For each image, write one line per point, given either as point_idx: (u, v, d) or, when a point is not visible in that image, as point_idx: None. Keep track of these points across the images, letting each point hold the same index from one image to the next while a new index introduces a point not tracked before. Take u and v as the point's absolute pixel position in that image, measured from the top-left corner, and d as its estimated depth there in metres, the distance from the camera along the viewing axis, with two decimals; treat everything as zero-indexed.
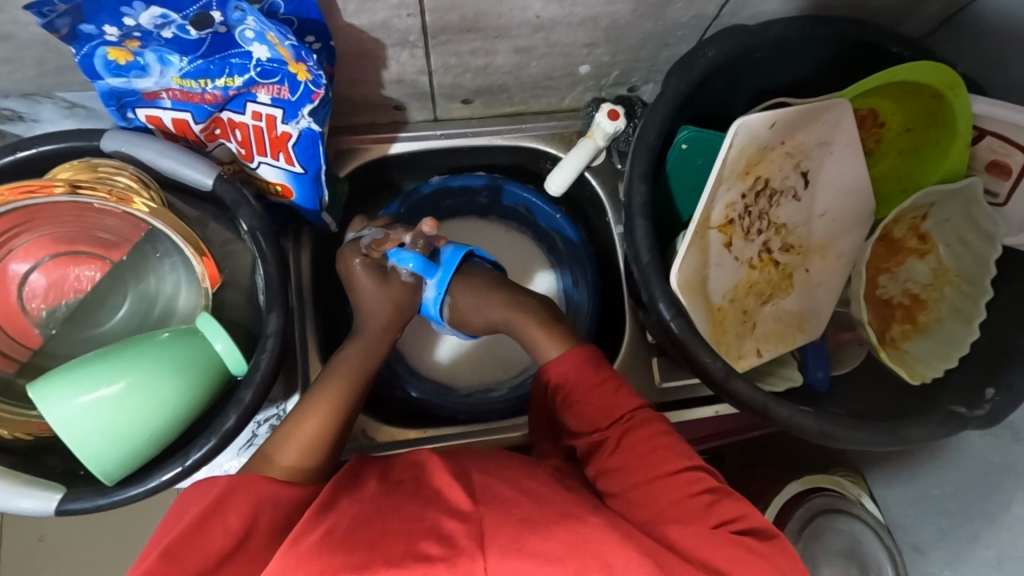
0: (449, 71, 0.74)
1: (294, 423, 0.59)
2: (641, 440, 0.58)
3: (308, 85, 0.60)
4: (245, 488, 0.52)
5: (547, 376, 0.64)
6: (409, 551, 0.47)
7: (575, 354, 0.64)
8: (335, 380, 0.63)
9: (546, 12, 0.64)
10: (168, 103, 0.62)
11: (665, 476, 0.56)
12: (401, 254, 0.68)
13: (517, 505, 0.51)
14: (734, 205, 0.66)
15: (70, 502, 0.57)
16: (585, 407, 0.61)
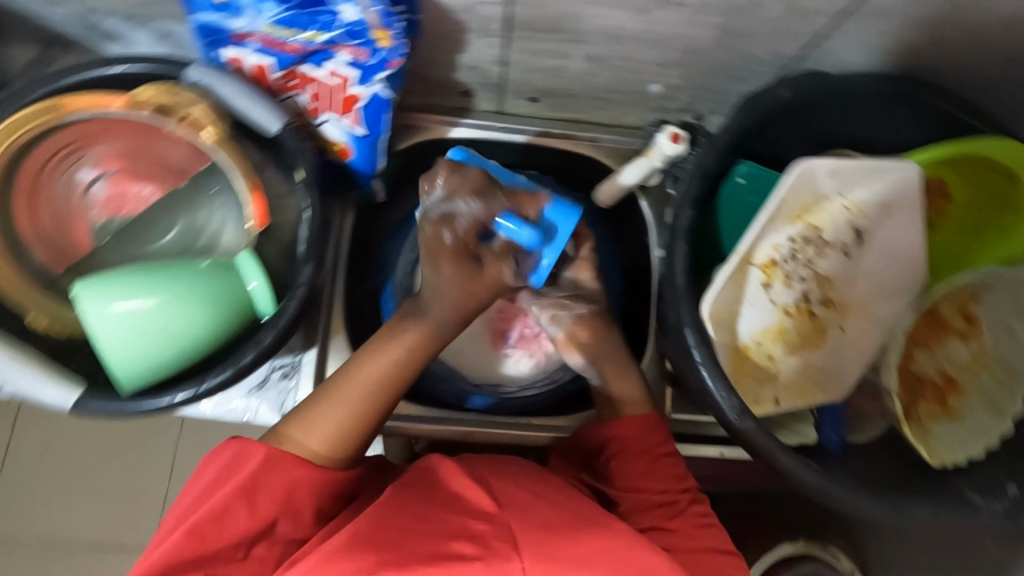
0: (521, 67, 0.75)
1: (315, 421, 0.57)
2: (689, 514, 0.61)
3: (386, 53, 0.62)
4: (278, 463, 0.53)
5: (609, 433, 0.66)
6: (439, 552, 0.47)
7: (641, 420, 0.67)
8: (371, 375, 0.59)
9: (627, 24, 0.64)
10: (255, 47, 0.65)
11: (705, 552, 0.58)
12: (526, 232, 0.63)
13: (535, 509, 0.52)
14: (780, 246, 0.65)
15: (86, 399, 0.60)
16: (639, 471, 0.63)
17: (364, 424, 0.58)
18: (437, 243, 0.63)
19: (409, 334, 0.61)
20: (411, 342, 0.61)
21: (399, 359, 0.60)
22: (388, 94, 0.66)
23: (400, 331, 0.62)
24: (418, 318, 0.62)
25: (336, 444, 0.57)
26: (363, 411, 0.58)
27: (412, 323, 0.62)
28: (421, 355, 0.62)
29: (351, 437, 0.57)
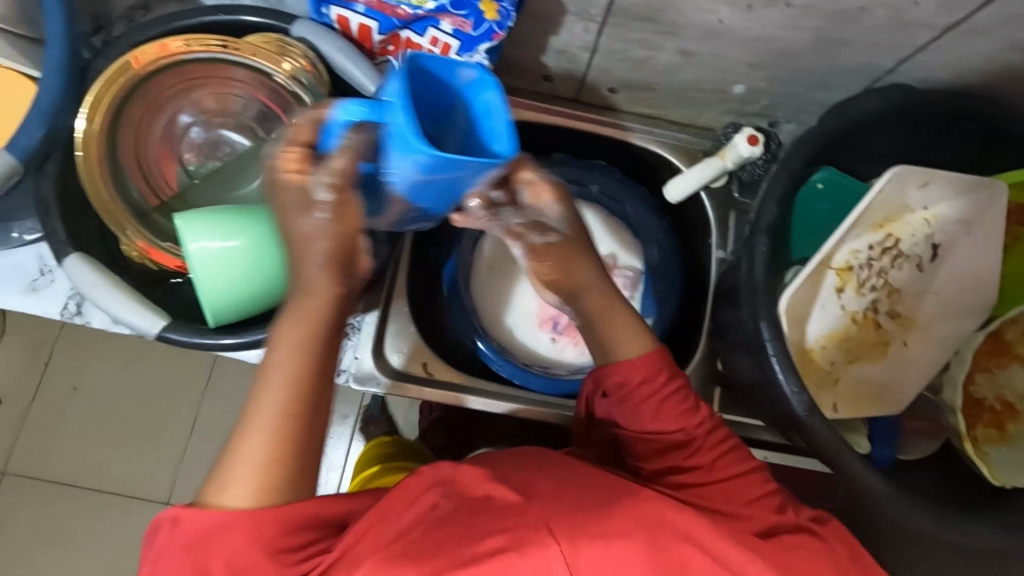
0: (609, 55, 0.76)
1: (237, 465, 0.44)
2: (714, 445, 0.60)
3: (492, 25, 0.64)
4: (228, 531, 0.43)
5: (611, 380, 0.62)
6: (473, 553, 0.45)
7: (645, 358, 0.61)
8: (280, 380, 0.46)
9: (729, 20, 0.64)
10: (361, 8, 0.66)
11: (731, 478, 0.58)
12: (346, 109, 0.46)
13: (567, 494, 0.50)
14: (858, 253, 0.67)
15: (170, 331, 0.62)
16: (651, 413, 0.60)
17: (293, 440, 0.45)
18: (280, 189, 0.47)
19: (328, 288, 0.48)
20: (324, 304, 0.48)
21: (303, 343, 0.47)
22: (488, 66, 0.68)
23: (313, 288, 0.48)
24: (303, 270, 0.48)
25: (270, 494, 0.44)
26: (284, 433, 0.45)
27: (306, 276, 0.48)
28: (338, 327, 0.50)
29: (286, 471, 0.45)
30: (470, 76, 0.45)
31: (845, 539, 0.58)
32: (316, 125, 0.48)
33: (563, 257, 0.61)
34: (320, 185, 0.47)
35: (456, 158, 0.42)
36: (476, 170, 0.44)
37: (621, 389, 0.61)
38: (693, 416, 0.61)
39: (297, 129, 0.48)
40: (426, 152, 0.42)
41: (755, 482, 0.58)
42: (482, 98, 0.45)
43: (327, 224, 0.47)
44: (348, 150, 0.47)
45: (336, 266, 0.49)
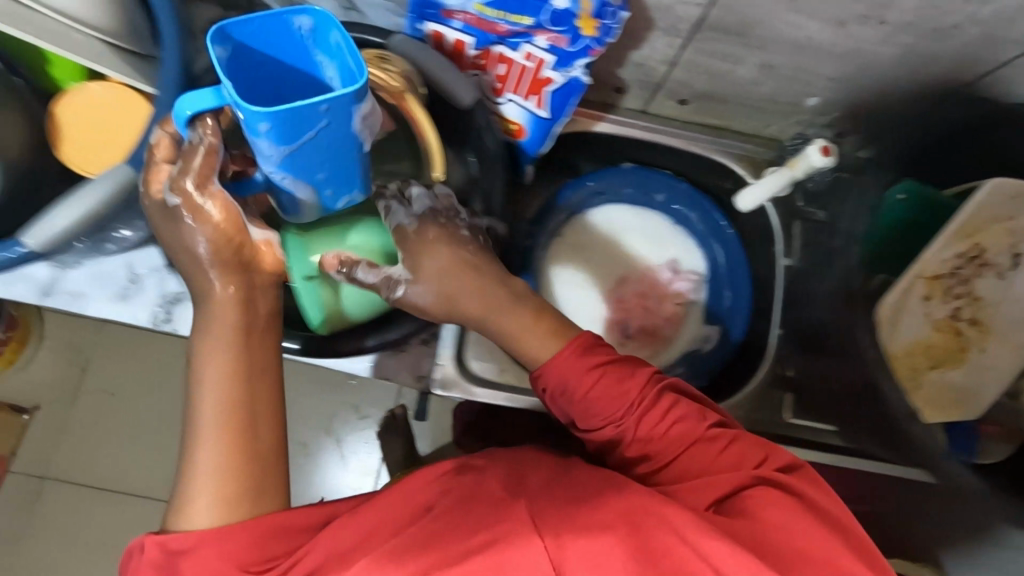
0: (689, 68, 0.78)
1: (191, 486, 0.50)
2: (653, 423, 0.57)
3: (590, 41, 0.66)
4: (194, 552, 0.48)
5: (544, 383, 0.61)
6: (464, 549, 0.46)
7: (571, 346, 0.61)
8: (213, 392, 0.53)
9: (819, 36, 0.67)
10: (458, 24, 0.68)
11: (690, 446, 0.56)
12: (188, 100, 0.50)
13: (558, 492, 0.51)
14: (948, 260, 0.69)
15: None
16: (586, 406, 0.59)
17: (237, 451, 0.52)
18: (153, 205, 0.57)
19: (224, 287, 0.57)
20: (232, 300, 0.57)
21: (230, 355, 0.55)
22: (585, 79, 0.69)
23: (208, 288, 0.57)
24: (204, 281, 0.57)
25: (231, 505, 0.50)
26: (231, 442, 0.52)
27: (207, 289, 0.57)
28: (257, 327, 0.57)
29: (252, 474, 0.52)
30: (308, 26, 0.49)
31: (822, 487, 0.53)
32: (168, 141, 0.56)
33: (444, 283, 0.62)
34: (171, 194, 0.55)
35: (289, 108, 0.45)
36: (325, 120, 0.47)
37: (551, 388, 0.61)
38: (628, 389, 0.58)
39: (159, 148, 0.56)
40: (264, 113, 0.45)
41: (707, 450, 0.55)
42: (333, 41, 0.49)
43: (201, 232, 0.56)
44: (206, 135, 0.52)
45: (229, 267, 0.57)
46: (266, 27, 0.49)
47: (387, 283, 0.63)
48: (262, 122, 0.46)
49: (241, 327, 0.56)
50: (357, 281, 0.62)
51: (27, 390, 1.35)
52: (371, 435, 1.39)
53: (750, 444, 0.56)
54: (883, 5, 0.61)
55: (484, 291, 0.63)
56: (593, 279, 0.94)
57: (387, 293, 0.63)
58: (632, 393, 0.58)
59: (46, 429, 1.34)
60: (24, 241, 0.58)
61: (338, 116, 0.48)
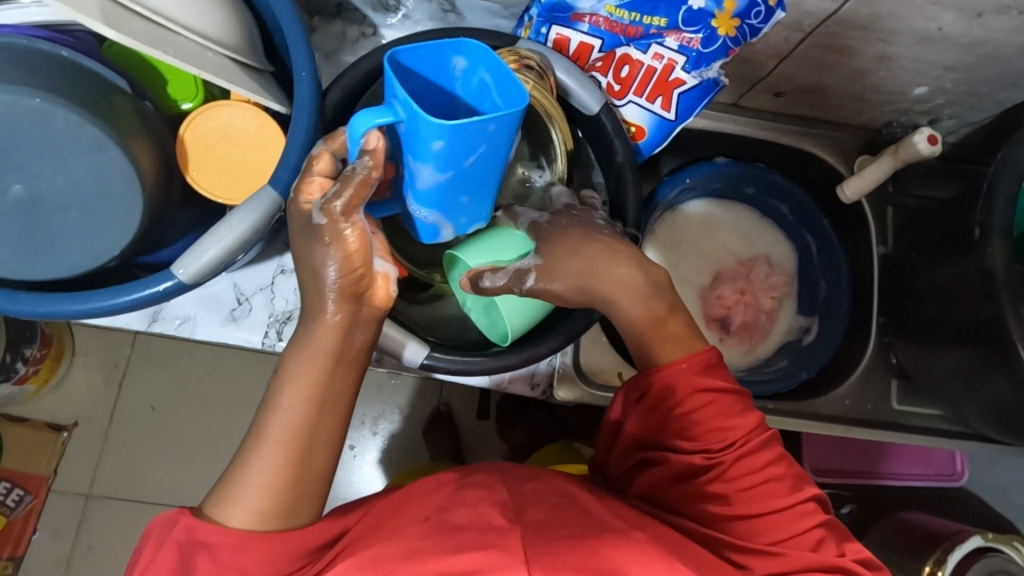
0: (800, 61, 0.78)
1: (241, 487, 0.49)
2: (748, 466, 0.55)
3: (727, 41, 0.64)
4: (215, 551, 0.48)
5: (654, 390, 0.58)
6: (443, 568, 0.46)
7: (691, 360, 0.58)
8: (290, 410, 0.50)
9: (950, 27, 0.67)
10: (586, 27, 0.67)
11: (771, 510, 0.54)
12: (358, 123, 0.47)
13: (552, 528, 0.50)
14: None
15: (434, 359, 0.65)
16: (688, 421, 0.57)
17: (272, 489, 0.49)
18: (301, 220, 0.51)
19: (333, 313, 0.51)
20: (337, 328, 0.52)
21: (312, 375, 0.51)
22: (718, 79, 0.69)
23: (319, 311, 0.51)
24: (320, 302, 0.51)
25: (263, 519, 0.49)
26: (289, 466, 0.50)
27: (315, 312, 0.52)
28: (347, 358, 0.52)
29: (290, 502, 0.50)
30: (463, 67, 0.50)
31: None
32: (331, 160, 0.53)
33: (580, 269, 0.59)
34: (318, 213, 0.50)
35: (468, 123, 0.45)
36: (488, 141, 0.48)
37: (652, 394, 0.59)
38: (737, 422, 0.56)
39: (318, 162, 0.52)
40: (447, 128, 0.45)
41: (788, 517, 0.53)
42: (480, 80, 0.50)
43: (336, 255, 0.50)
44: (369, 165, 0.49)
45: (346, 297, 0.51)
46: (426, 58, 0.49)
47: (517, 279, 0.60)
48: (438, 137, 0.46)
49: (336, 357, 0.52)
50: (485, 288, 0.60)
51: (64, 407, 1.32)
52: (419, 436, 1.37)
53: (827, 530, 0.54)
54: None
55: (619, 279, 0.58)
56: (689, 275, 0.93)
57: (519, 284, 0.60)
58: (739, 429, 0.56)
59: (88, 446, 1.31)
60: (176, 273, 0.56)
61: (499, 137, 0.49)
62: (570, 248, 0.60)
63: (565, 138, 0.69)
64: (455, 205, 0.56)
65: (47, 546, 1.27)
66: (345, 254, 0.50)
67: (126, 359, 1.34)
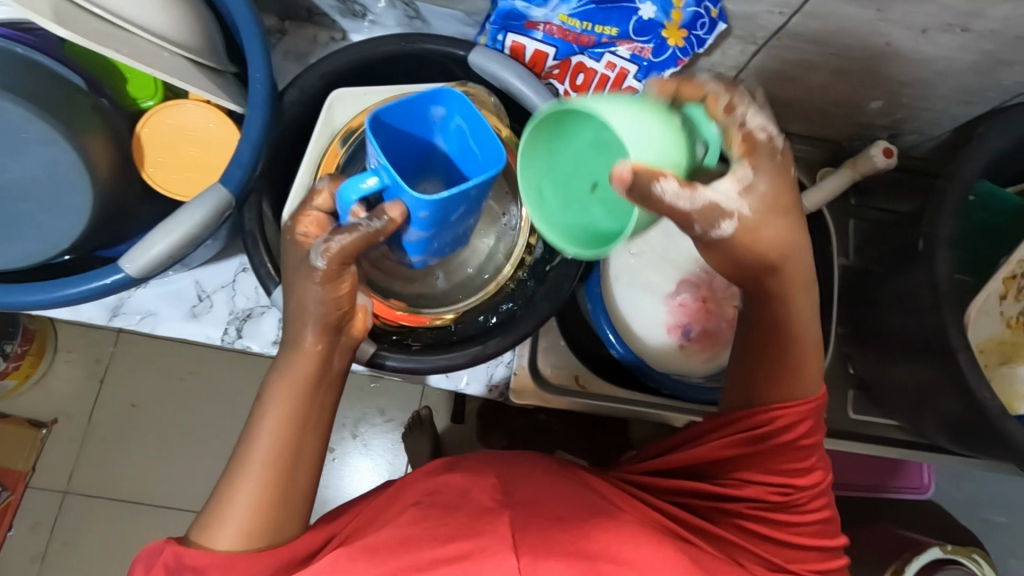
0: (760, 73, 0.79)
1: (227, 511, 0.51)
2: (809, 508, 0.58)
3: (676, 51, 0.66)
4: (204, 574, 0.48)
5: (754, 415, 0.58)
6: (435, 557, 0.48)
7: (803, 404, 0.57)
8: (272, 432, 0.53)
9: (898, 42, 0.68)
10: (540, 35, 0.68)
11: (807, 548, 0.56)
12: (358, 186, 0.53)
13: (541, 505, 0.53)
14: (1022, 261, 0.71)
15: (381, 356, 0.65)
16: (776, 451, 0.57)
17: (266, 507, 0.51)
18: (299, 251, 0.56)
19: (314, 342, 0.55)
20: (317, 355, 0.56)
21: (291, 395, 0.54)
22: None
23: (300, 340, 0.55)
24: (300, 333, 0.55)
25: (252, 539, 0.50)
26: (271, 487, 0.51)
27: (298, 340, 0.56)
28: (326, 381, 0.57)
29: (272, 515, 0.51)
30: (441, 114, 0.57)
31: None
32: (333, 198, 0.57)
33: (776, 239, 0.48)
34: (316, 256, 0.53)
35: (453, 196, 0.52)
36: (468, 202, 0.56)
37: (747, 420, 0.58)
38: (808, 468, 0.58)
39: (319, 198, 0.57)
40: (439, 200, 0.52)
41: (826, 558, 0.57)
42: (456, 126, 0.57)
43: (322, 295, 0.55)
44: (377, 226, 0.53)
45: (328, 327, 0.56)
46: (408, 109, 0.56)
47: (708, 213, 0.45)
48: (422, 210, 0.54)
49: (315, 380, 0.56)
50: (656, 196, 0.41)
51: (45, 403, 1.32)
52: (398, 439, 1.37)
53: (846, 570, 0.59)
54: (971, 14, 0.62)
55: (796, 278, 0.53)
56: (654, 282, 0.90)
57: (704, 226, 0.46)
58: (816, 473, 0.58)
59: (66, 442, 1.31)
60: (124, 267, 0.57)
61: (478, 197, 0.57)
62: (775, 203, 0.47)
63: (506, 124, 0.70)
64: (438, 247, 0.64)
65: (22, 542, 1.27)
66: (331, 287, 0.54)
67: (108, 355, 1.35)
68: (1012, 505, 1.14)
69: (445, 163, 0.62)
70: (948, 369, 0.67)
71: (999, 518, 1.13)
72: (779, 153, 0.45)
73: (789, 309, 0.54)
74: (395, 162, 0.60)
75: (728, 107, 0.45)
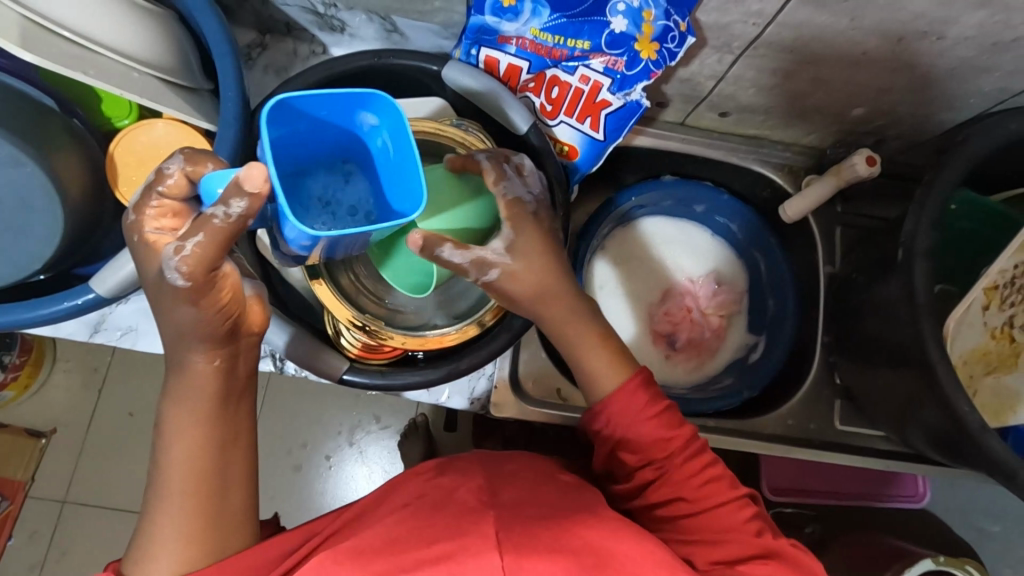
0: (737, 83, 0.78)
1: (158, 540, 0.49)
2: (690, 471, 0.59)
3: (648, 64, 0.65)
4: None
5: (598, 414, 0.61)
6: (420, 557, 0.47)
7: (628, 385, 0.61)
8: (185, 457, 0.50)
9: (874, 51, 0.68)
10: (513, 50, 0.68)
11: (711, 509, 0.57)
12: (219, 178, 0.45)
13: (526, 507, 0.52)
14: (1005, 271, 0.69)
15: (354, 374, 0.67)
16: (628, 439, 0.60)
17: (208, 524, 0.50)
18: (152, 255, 0.47)
19: (208, 360, 0.50)
20: (217, 372, 0.51)
21: (202, 419, 0.51)
22: (643, 102, 0.70)
23: (188, 359, 0.50)
24: (187, 354, 0.50)
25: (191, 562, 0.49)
26: (203, 507, 0.50)
27: (184, 361, 0.50)
28: (236, 393, 0.53)
29: (210, 535, 0.50)
30: (371, 122, 0.52)
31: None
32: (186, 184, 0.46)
33: (537, 275, 0.61)
34: (174, 272, 0.45)
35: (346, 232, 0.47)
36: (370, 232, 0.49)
37: (597, 423, 0.62)
38: (670, 436, 0.60)
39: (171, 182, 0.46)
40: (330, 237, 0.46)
41: (739, 509, 0.58)
42: (384, 141, 0.53)
43: (196, 315, 0.48)
44: (239, 215, 0.43)
45: (218, 345, 0.50)
46: (331, 101, 0.50)
47: (478, 265, 0.59)
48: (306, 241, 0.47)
49: (220, 397, 0.52)
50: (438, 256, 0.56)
51: (43, 413, 1.33)
52: (394, 446, 1.37)
53: (767, 519, 0.59)
54: (943, 22, 0.62)
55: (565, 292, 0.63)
56: (638, 291, 0.94)
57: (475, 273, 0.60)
58: (677, 439, 0.59)
59: (65, 451, 1.32)
60: (95, 287, 0.58)
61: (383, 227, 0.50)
62: (531, 249, 0.61)
63: (480, 141, 0.71)
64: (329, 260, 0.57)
65: (22, 550, 1.28)
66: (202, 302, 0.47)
67: (105, 365, 1.35)
68: (1007, 515, 1.12)
69: (351, 173, 0.56)
70: (927, 381, 0.66)
71: (993, 528, 1.12)
72: (532, 215, 0.62)
73: (576, 329, 0.64)
74: (292, 155, 0.54)
75: (497, 180, 0.62)
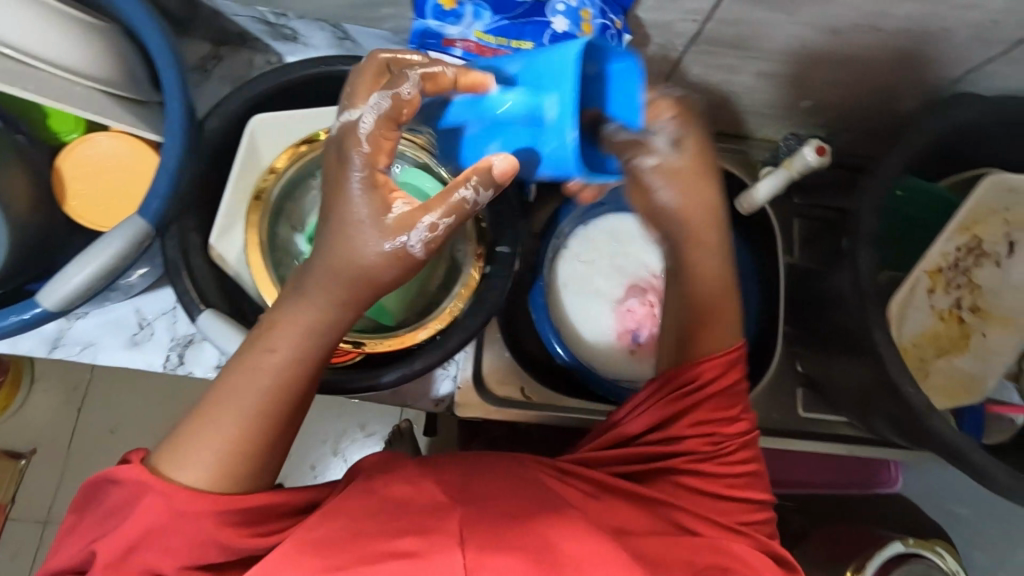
0: (687, 79, 0.80)
1: (203, 446, 0.49)
2: (734, 458, 0.60)
3: None
4: (167, 497, 0.47)
5: (693, 371, 0.60)
6: (382, 550, 0.47)
7: (722, 357, 0.61)
8: (261, 381, 0.50)
9: (812, 44, 0.69)
10: (458, 52, 0.68)
11: (732, 501, 0.59)
12: (503, 98, 0.50)
13: (497, 503, 0.53)
14: (947, 254, 0.74)
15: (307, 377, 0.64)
16: (700, 408, 0.60)
17: (247, 455, 0.50)
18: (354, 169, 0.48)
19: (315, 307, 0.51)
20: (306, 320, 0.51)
21: (296, 359, 0.51)
22: None
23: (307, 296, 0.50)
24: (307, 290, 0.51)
25: (223, 478, 0.49)
26: (256, 433, 0.50)
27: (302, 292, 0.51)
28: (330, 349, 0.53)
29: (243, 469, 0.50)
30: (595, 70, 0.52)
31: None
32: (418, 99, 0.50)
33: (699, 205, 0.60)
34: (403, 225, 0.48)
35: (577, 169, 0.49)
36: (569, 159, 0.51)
37: (684, 380, 0.61)
38: (731, 421, 0.61)
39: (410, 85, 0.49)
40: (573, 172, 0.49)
41: (754, 507, 0.60)
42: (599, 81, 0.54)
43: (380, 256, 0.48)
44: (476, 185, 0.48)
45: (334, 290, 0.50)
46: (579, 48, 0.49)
47: (628, 148, 0.56)
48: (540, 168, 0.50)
49: (335, 348, 0.52)
50: (601, 134, 0.55)
51: (24, 432, 1.32)
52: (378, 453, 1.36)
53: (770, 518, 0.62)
54: (875, 13, 0.63)
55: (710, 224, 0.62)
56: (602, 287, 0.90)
57: (629, 158, 0.56)
58: (740, 422, 0.61)
59: (46, 470, 1.31)
60: (41, 301, 0.58)
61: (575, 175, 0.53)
62: (695, 178, 0.60)
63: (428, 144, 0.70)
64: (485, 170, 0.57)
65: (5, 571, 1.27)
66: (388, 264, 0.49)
67: (84, 382, 1.34)
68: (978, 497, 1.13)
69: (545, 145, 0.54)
70: (876, 366, 0.67)
71: None
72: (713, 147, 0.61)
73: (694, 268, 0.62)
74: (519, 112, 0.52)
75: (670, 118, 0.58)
